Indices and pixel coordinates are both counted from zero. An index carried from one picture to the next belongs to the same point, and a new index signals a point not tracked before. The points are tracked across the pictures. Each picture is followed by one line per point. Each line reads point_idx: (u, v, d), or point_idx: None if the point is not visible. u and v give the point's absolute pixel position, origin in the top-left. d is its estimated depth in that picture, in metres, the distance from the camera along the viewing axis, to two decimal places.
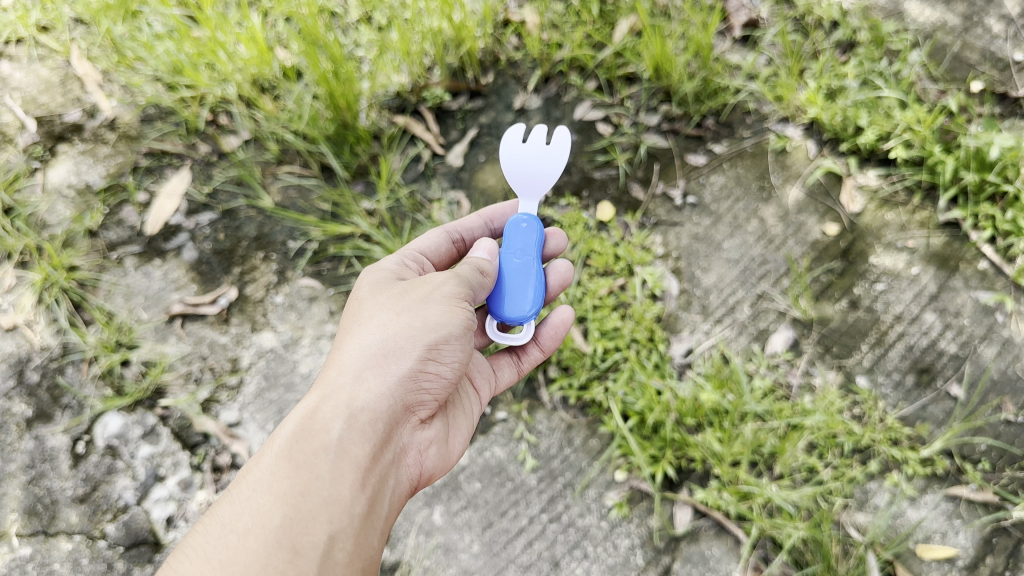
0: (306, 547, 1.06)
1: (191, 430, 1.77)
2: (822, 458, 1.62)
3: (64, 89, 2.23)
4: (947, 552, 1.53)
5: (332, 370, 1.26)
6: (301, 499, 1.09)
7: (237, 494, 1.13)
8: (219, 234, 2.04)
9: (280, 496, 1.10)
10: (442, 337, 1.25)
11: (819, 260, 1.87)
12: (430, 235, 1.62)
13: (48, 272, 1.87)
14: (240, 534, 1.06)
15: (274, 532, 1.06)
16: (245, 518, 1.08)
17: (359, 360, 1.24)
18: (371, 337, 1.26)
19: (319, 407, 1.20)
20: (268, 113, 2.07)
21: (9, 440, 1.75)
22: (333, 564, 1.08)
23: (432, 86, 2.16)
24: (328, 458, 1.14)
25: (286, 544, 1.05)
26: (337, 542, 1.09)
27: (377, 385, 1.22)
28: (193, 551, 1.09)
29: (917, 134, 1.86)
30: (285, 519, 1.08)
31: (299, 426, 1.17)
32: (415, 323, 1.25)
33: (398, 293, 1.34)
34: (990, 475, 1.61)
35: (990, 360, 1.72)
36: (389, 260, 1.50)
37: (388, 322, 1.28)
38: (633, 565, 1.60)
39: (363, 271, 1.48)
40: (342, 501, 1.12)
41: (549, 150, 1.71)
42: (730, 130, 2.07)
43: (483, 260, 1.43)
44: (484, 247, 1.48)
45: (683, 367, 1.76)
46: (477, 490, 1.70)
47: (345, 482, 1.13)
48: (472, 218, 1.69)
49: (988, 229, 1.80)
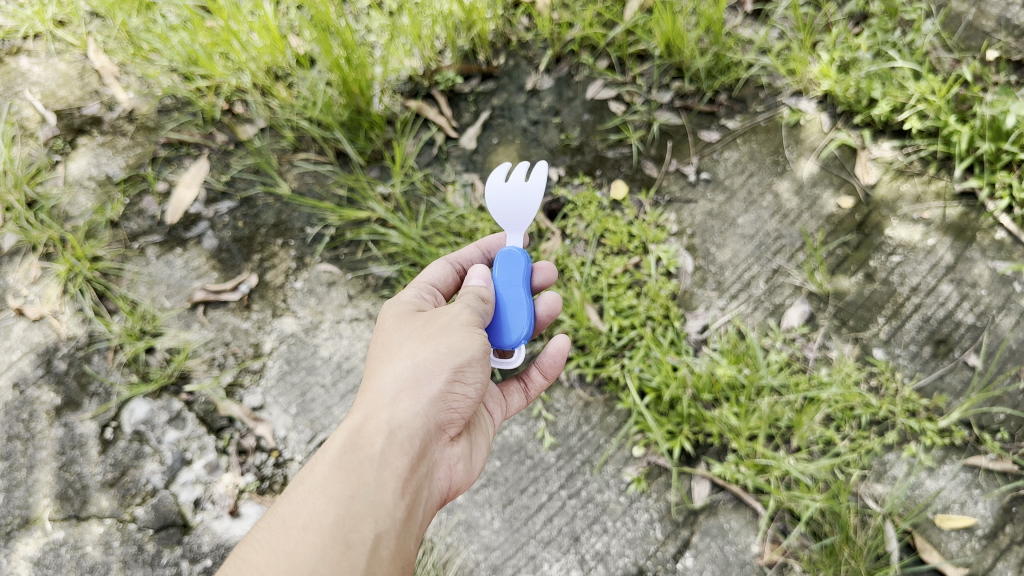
0: (357, 542, 1.06)
1: (216, 414, 1.81)
2: (838, 431, 1.63)
3: (82, 83, 2.26)
4: (966, 521, 1.54)
5: (370, 390, 1.24)
6: (352, 500, 1.09)
7: (291, 496, 1.12)
8: (238, 222, 2.06)
9: (331, 497, 1.09)
10: (468, 359, 1.24)
11: (834, 233, 1.87)
12: (436, 267, 1.59)
13: (71, 264, 1.91)
14: (298, 529, 1.06)
15: (329, 527, 1.06)
16: (301, 516, 1.08)
17: (394, 381, 1.23)
18: (404, 361, 1.24)
19: (362, 422, 1.19)
20: (283, 102, 2.10)
21: (40, 428, 1.79)
22: (380, 561, 1.07)
23: (444, 70, 2.17)
24: (373, 466, 1.14)
25: (339, 538, 1.05)
26: (383, 541, 1.09)
27: (414, 401, 1.21)
28: (252, 547, 1.07)
29: (931, 105, 1.84)
30: (338, 518, 1.07)
31: (345, 437, 1.16)
32: (441, 346, 1.24)
33: (422, 322, 1.32)
34: (1008, 444, 1.61)
35: (1007, 330, 1.72)
36: (408, 292, 1.47)
37: (419, 346, 1.26)
38: (652, 539, 1.62)
39: (383, 303, 1.44)
40: (386, 506, 1.12)
41: (512, 185, 1.64)
42: (743, 104, 2.06)
43: (481, 287, 1.41)
44: (482, 270, 1.45)
45: (698, 342, 1.77)
46: (497, 467, 1.72)
47: (389, 489, 1.13)
48: (472, 249, 1.65)
49: (1005, 199, 1.79)
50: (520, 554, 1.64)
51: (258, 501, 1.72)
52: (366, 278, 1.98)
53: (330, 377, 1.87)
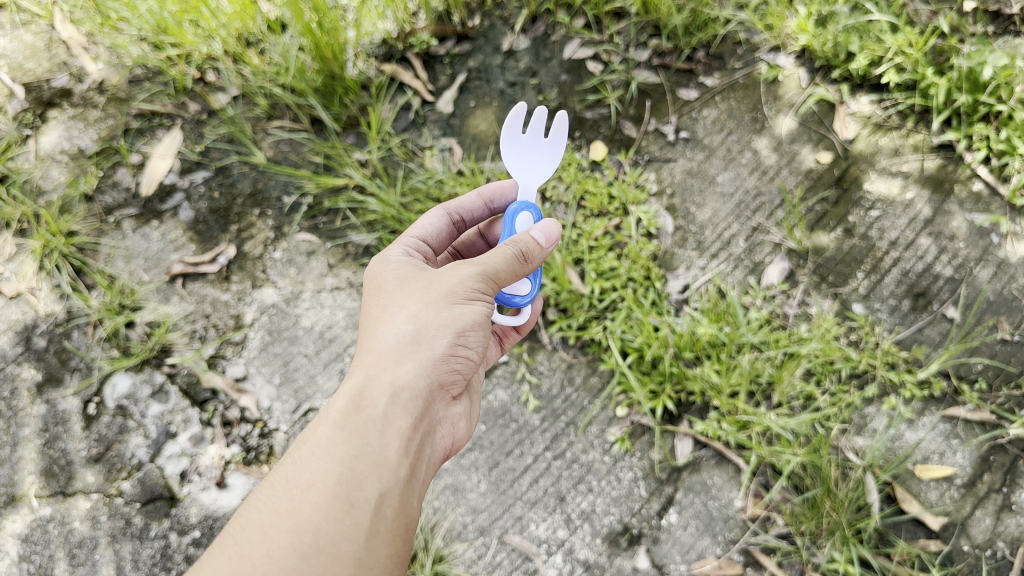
0: (361, 501, 1.05)
1: (199, 387, 1.81)
2: (819, 385, 1.65)
3: (49, 54, 2.20)
4: (945, 471, 1.57)
5: (370, 350, 1.22)
6: (355, 460, 1.08)
7: (295, 455, 1.11)
8: (214, 192, 2.04)
9: (334, 456, 1.08)
10: (470, 325, 1.22)
11: (813, 189, 1.87)
12: (431, 216, 1.53)
13: (47, 239, 1.88)
14: (301, 489, 1.06)
15: (333, 486, 1.05)
16: (304, 476, 1.07)
17: (395, 342, 1.20)
18: (405, 323, 1.21)
19: (365, 382, 1.17)
20: (255, 68, 2.05)
21: (22, 405, 1.79)
22: (385, 519, 1.07)
23: (419, 31, 2.12)
24: (376, 427, 1.12)
25: (342, 497, 1.05)
26: (388, 500, 1.08)
27: (414, 364, 1.20)
28: (255, 508, 1.07)
29: (908, 58, 1.83)
30: (341, 477, 1.06)
31: (348, 398, 1.14)
32: (444, 311, 1.21)
33: (425, 284, 1.26)
34: (986, 394, 1.63)
35: (985, 282, 1.73)
36: (395, 250, 1.40)
37: (421, 308, 1.22)
38: (637, 497, 1.63)
39: (375, 261, 1.39)
40: (390, 464, 1.10)
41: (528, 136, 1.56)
42: (721, 61, 2.04)
43: (536, 245, 1.26)
44: (551, 228, 1.28)
45: (679, 302, 1.78)
46: (482, 432, 1.72)
47: (393, 449, 1.12)
48: (473, 197, 1.57)
49: (982, 150, 1.80)
50: (507, 515, 1.65)
51: (244, 471, 1.72)
52: (345, 246, 1.96)
53: (312, 347, 1.87)
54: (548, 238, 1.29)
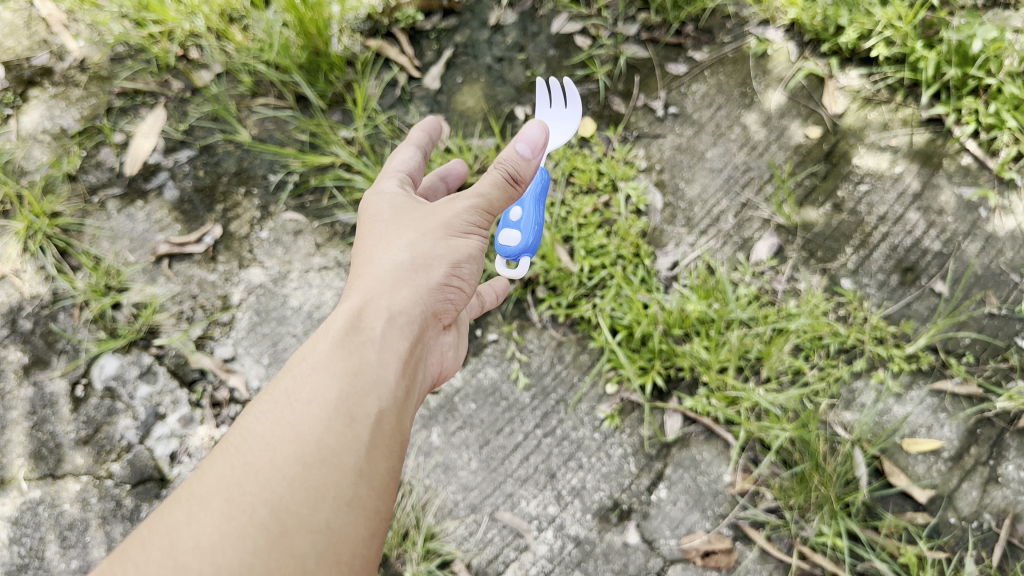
0: (361, 415, 1.03)
1: (187, 367, 1.80)
2: (807, 360, 1.65)
3: (29, 32, 2.16)
4: (932, 444, 1.58)
5: (367, 275, 1.21)
6: (356, 376, 1.07)
7: (291, 373, 1.09)
8: (199, 171, 2.01)
9: (334, 372, 1.06)
10: (465, 257, 1.23)
11: (802, 164, 1.87)
12: (406, 151, 1.46)
13: (30, 221, 1.85)
14: (300, 402, 1.03)
15: (333, 400, 1.03)
16: (304, 390, 1.04)
17: (393, 268, 1.20)
18: (402, 251, 1.21)
19: (363, 305, 1.17)
20: (237, 45, 2.01)
21: (9, 388, 1.78)
22: (384, 435, 1.05)
23: (404, 6, 2.09)
24: (375, 347, 1.12)
25: (343, 410, 1.02)
26: (386, 417, 1.06)
27: (411, 290, 1.20)
28: (251, 419, 1.03)
29: (897, 31, 1.81)
30: (342, 393, 1.04)
31: (347, 319, 1.14)
32: (441, 241, 1.21)
33: (422, 215, 1.26)
34: (974, 368, 1.64)
35: (973, 256, 1.73)
36: (388, 184, 1.39)
37: (417, 237, 1.22)
38: (627, 473, 1.64)
39: (367, 195, 1.38)
40: (388, 384, 1.10)
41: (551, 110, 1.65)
42: (710, 36, 2.03)
43: (523, 159, 1.20)
44: (536, 134, 1.21)
45: (669, 279, 1.77)
46: (473, 410, 1.73)
47: (391, 370, 1.12)
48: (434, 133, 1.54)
49: (971, 124, 1.79)
50: (498, 493, 1.65)
51: None
52: (332, 225, 1.95)
53: (300, 327, 1.85)
54: (535, 147, 1.22)
